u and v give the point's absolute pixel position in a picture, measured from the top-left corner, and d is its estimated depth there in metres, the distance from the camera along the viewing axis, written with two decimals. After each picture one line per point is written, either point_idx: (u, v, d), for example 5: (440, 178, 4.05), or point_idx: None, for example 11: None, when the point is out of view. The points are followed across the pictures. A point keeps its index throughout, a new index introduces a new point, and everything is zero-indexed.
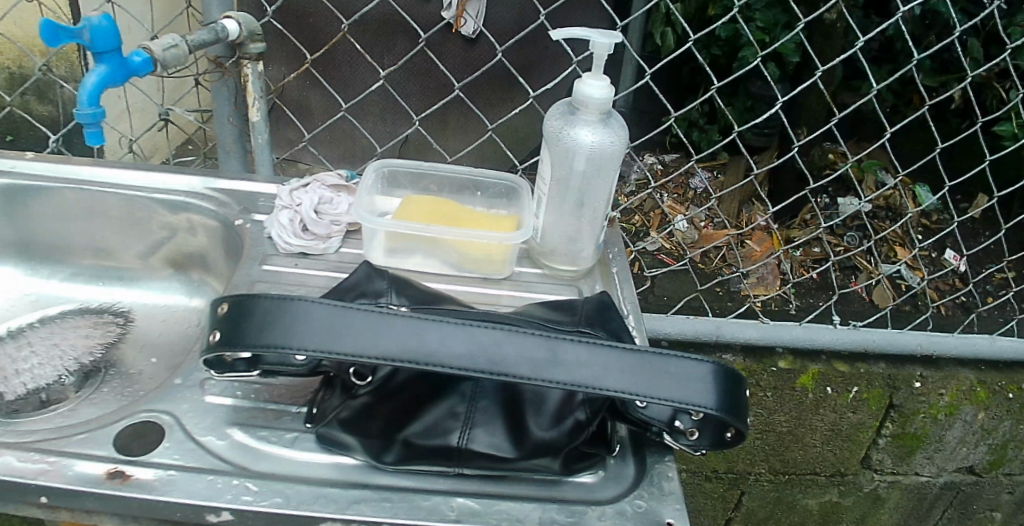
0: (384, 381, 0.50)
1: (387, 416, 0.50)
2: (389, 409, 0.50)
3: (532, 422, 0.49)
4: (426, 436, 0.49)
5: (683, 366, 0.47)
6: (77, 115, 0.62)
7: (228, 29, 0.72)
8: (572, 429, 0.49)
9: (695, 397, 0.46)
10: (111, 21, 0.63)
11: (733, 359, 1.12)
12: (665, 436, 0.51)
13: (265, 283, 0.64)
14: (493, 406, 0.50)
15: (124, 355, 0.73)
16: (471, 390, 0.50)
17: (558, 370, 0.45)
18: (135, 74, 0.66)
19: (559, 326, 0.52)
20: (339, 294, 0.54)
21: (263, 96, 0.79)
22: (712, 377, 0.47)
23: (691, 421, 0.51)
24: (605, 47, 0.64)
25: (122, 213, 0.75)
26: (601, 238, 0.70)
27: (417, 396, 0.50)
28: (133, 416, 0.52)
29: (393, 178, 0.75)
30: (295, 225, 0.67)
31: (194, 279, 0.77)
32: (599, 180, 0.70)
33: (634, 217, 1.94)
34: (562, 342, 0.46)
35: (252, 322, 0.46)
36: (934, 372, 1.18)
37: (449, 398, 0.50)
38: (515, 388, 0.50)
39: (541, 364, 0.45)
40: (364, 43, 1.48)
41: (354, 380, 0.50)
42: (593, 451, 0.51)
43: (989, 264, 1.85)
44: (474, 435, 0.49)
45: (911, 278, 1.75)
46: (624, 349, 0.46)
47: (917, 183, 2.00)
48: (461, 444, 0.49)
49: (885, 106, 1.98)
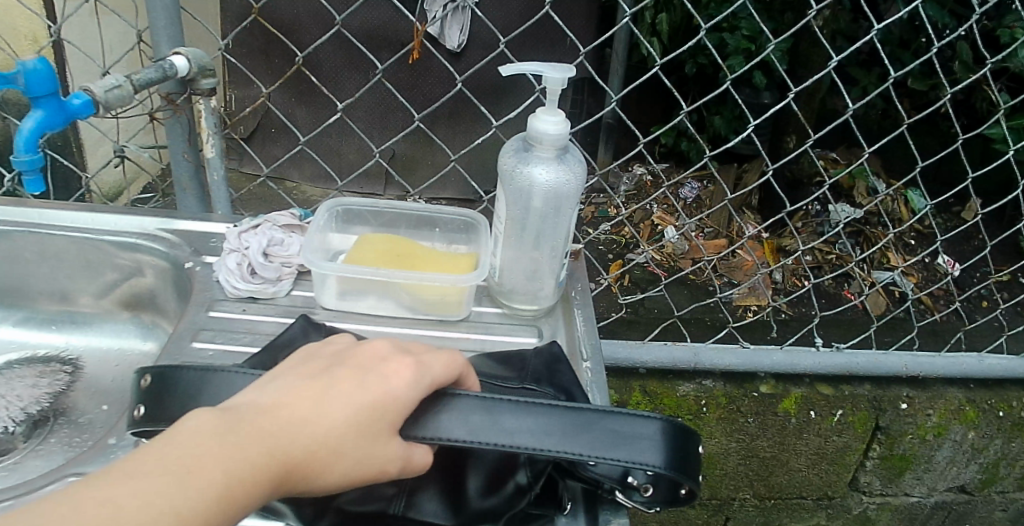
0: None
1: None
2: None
3: (472, 488, 0.49)
4: (362, 502, 0.48)
5: (632, 423, 0.47)
6: (13, 162, 0.61)
7: (177, 65, 0.71)
8: (513, 494, 0.48)
9: (641, 456, 0.46)
10: (46, 65, 0.61)
11: (713, 385, 1.10)
12: (618, 493, 0.49)
13: (211, 331, 0.62)
14: (432, 471, 0.49)
15: (75, 401, 0.71)
16: (411, 456, 0.50)
17: (496, 433, 0.46)
18: (75, 117, 0.64)
19: (503, 387, 0.52)
20: (274, 351, 0.56)
21: (217, 132, 0.79)
22: (661, 435, 0.47)
23: (644, 477, 0.49)
24: (558, 82, 0.62)
25: (73, 256, 0.73)
26: (563, 275, 0.68)
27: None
28: (62, 480, 0.50)
29: (348, 216, 0.73)
30: (243, 269, 0.66)
31: (147, 321, 0.76)
32: (558, 219, 0.67)
33: (623, 231, 1.92)
34: (500, 404, 0.47)
35: (173, 395, 0.47)
36: (920, 392, 1.15)
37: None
38: (457, 453, 0.50)
39: (478, 425, 0.46)
40: None
41: None
42: (540, 512, 0.49)
43: (982, 268, 1.83)
44: (412, 501, 0.48)
45: (904, 284, 1.74)
46: (565, 409, 0.47)
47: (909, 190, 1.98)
48: (397, 512, 0.48)
49: (874, 112, 1.97)
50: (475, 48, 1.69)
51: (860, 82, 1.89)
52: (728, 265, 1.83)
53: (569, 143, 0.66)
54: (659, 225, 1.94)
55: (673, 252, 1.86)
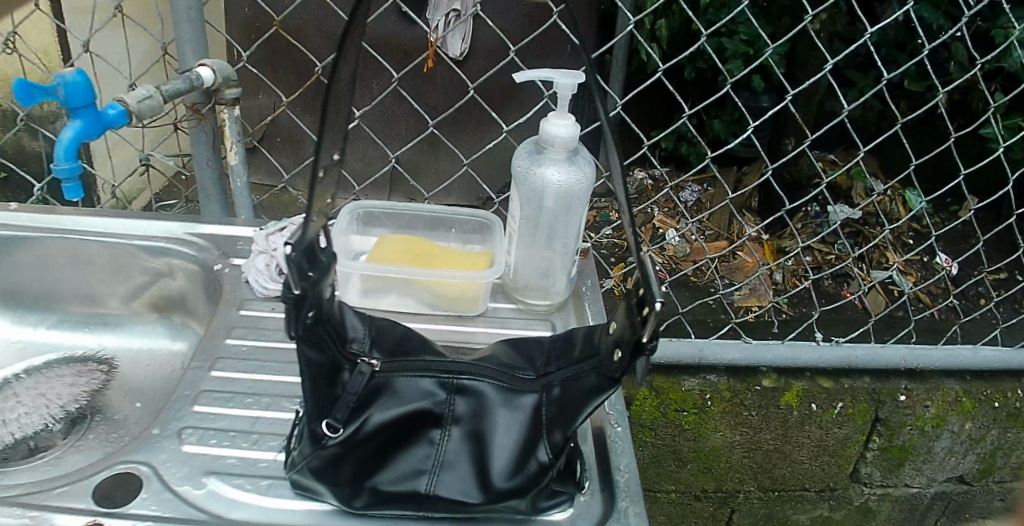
0: (354, 431, 0.51)
1: (359, 459, 0.51)
2: (362, 457, 0.51)
3: (498, 468, 0.51)
4: (397, 482, 0.51)
5: None
6: (54, 171, 0.64)
7: (203, 76, 0.74)
8: (535, 472, 0.52)
9: None
10: (85, 77, 0.65)
11: (717, 380, 1.13)
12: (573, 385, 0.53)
13: (243, 329, 0.67)
14: (460, 451, 0.52)
15: (109, 400, 0.74)
16: (440, 437, 0.52)
17: None
18: (111, 126, 0.67)
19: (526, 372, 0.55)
20: None
21: (240, 140, 0.80)
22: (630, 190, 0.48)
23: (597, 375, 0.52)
24: (568, 88, 0.66)
25: (105, 261, 0.76)
26: (574, 271, 0.71)
27: (387, 444, 0.52)
28: (112, 467, 0.54)
29: (369, 218, 0.76)
30: (271, 269, 0.70)
31: (176, 323, 0.79)
32: (569, 218, 0.71)
33: (625, 233, 1.96)
34: None
35: None
36: (919, 384, 1.18)
37: (420, 445, 0.52)
38: (482, 434, 0.52)
39: None
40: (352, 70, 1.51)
41: (326, 432, 0.51)
42: (562, 489, 0.53)
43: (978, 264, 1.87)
44: (442, 481, 0.51)
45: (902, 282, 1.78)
46: None
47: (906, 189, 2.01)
48: (429, 490, 0.51)
49: (871, 113, 2.01)
50: (477, 58, 1.74)
51: (857, 83, 1.93)
52: (729, 266, 1.87)
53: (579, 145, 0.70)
54: (660, 228, 1.98)
55: (674, 255, 1.90)
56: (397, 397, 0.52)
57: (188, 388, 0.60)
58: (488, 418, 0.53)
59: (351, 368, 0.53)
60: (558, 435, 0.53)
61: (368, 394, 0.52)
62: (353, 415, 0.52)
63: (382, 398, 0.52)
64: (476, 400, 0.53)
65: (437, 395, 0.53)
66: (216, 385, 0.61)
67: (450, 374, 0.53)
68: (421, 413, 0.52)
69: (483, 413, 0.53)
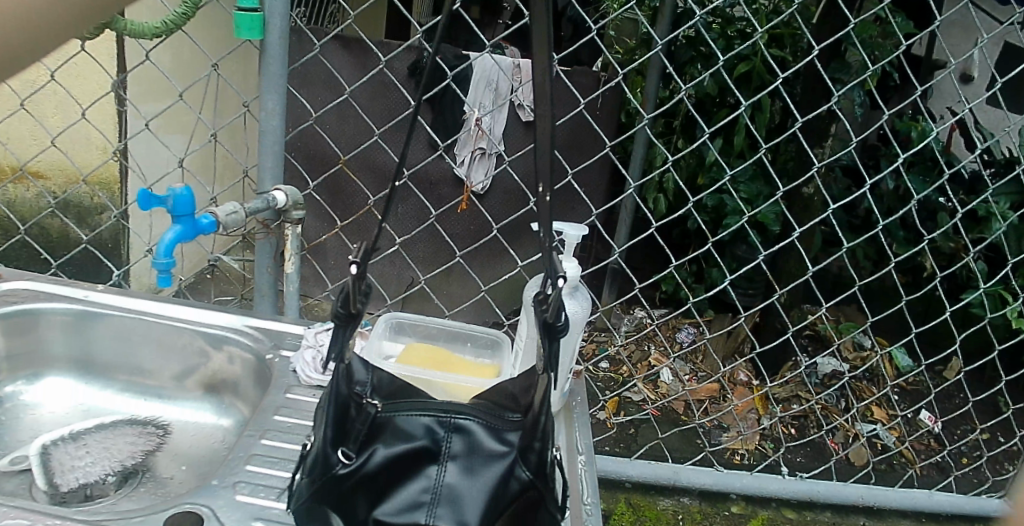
0: (362, 464, 0.60)
1: (366, 494, 0.59)
2: (369, 491, 0.59)
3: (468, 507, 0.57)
4: (398, 513, 0.58)
5: None
6: (154, 263, 0.80)
7: (277, 198, 0.94)
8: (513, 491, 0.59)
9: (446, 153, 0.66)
10: (190, 193, 0.83)
11: (689, 502, 1.32)
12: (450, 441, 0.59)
13: (288, 408, 0.81)
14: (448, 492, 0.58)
15: (157, 462, 0.84)
16: (434, 474, 0.58)
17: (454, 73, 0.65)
18: (202, 232, 0.85)
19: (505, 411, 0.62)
20: None
21: (298, 252, 1.00)
22: None
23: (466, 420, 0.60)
24: (573, 239, 0.88)
25: (166, 339, 0.90)
26: (566, 386, 0.91)
27: (387, 480, 0.59)
28: (177, 506, 0.66)
29: (398, 327, 0.93)
30: (316, 362, 0.86)
31: (224, 402, 0.91)
32: (568, 341, 0.92)
33: (621, 367, 2.10)
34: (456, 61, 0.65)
35: None
36: (876, 522, 1.33)
37: (418, 478, 0.58)
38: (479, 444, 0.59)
39: None
40: (363, 178, 1.88)
41: (342, 459, 0.60)
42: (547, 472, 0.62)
43: (959, 425, 1.98)
44: (438, 516, 0.57)
45: (886, 437, 1.88)
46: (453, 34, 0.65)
47: (891, 345, 2.15)
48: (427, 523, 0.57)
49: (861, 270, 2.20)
50: (498, 194, 1.88)
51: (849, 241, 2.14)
52: (717, 405, 1.99)
53: (579, 283, 0.90)
54: (654, 365, 2.10)
55: (666, 391, 2.02)
56: (399, 436, 0.60)
57: (243, 451, 0.74)
58: (476, 451, 0.59)
59: (359, 406, 0.62)
60: (532, 457, 0.60)
61: (373, 430, 0.61)
62: (364, 449, 0.60)
63: (385, 435, 0.60)
64: (467, 437, 0.59)
65: (433, 432, 0.60)
66: (265, 451, 0.74)
67: (445, 413, 0.60)
68: (419, 450, 0.59)
69: (470, 447, 0.59)
